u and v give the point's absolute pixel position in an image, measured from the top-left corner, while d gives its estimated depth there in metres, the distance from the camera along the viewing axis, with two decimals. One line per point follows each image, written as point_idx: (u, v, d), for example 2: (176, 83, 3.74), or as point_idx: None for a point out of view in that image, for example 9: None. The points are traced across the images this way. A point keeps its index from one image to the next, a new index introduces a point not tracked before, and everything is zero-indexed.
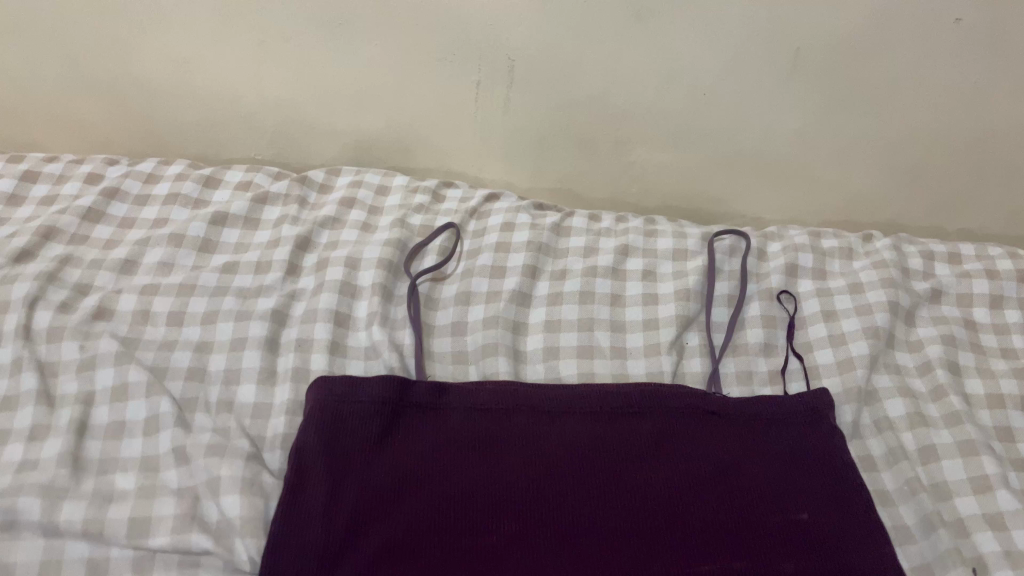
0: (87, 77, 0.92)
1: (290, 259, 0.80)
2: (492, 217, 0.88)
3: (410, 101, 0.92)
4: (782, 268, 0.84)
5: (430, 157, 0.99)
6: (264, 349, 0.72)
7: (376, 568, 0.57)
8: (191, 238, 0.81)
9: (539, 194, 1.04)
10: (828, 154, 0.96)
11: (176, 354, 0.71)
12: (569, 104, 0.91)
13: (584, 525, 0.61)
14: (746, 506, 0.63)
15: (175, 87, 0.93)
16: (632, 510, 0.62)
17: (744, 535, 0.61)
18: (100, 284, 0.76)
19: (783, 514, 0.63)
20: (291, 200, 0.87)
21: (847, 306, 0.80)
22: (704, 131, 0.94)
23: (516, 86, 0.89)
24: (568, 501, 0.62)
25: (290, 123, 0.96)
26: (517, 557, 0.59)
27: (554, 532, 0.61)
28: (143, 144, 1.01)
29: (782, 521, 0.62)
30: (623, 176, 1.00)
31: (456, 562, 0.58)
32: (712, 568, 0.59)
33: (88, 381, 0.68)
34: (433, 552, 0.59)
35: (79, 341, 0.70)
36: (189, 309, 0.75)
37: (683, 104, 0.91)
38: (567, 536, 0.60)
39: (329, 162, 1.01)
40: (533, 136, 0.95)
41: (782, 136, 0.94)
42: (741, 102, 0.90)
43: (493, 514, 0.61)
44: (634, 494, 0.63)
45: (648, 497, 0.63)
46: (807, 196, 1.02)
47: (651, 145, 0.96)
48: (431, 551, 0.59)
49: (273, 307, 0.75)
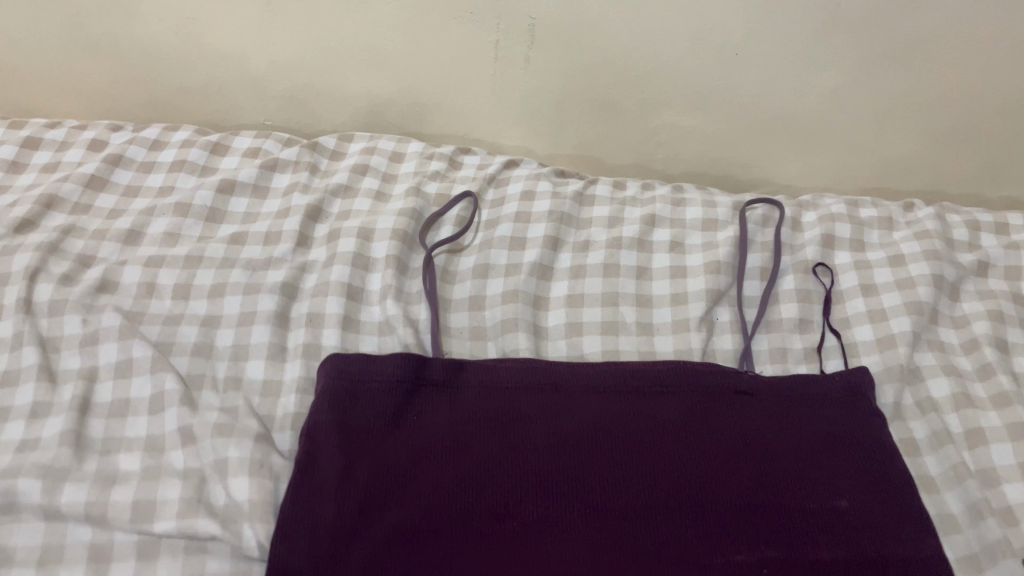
0: (90, 39, 0.89)
1: (301, 229, 0.76)
2: (511, 185, 0.84)
3: (425, 62, 0.88)
4: (819, 240, 0.79)
5: (447, 122, 0.95)
6: (274, 323, 0.69)
7: (390, 552, 0.55)
8: (197, 207, 0.77)
9: (560, 161, 1.00)
10: (867, 118, 0.90)
11: (182, 329, 0.68)
12: (593, 65, 0.86)
13: (608, 510, 0.58)
14: (781, 489, 0.59)
15: (180, 49, 0.89)
16: (659, 494, 0.59)
17: (779, 522, 0.58)
18: (104, 255, 0.73)
19: (820, 499, 0.59)
20: (302, 167, 0.83)
21: (887, 280, 0.76)
22: (735, 94, 0.89)
23: (537, 46, 0.85)
24: (592, 485, 0.59)
25: (300, 87, 0.92)
26: (537, 543, 0.56)
27: (576, 517, 0.57)
28: (150, 109, 0.97)
29: (818, 507, 0.59)
30: (649, 141, 0.95)
31: (472, 547, 0.56)
32: (744, 557, 0.56)
33: (91, 356, 0.65)
34: (449, 536, 0.56)
35: (81, 315, 0.67)
36: (196, 281, 0.72)
37: (714, 65, 0.85)
38: (590, 521, 0.57)
39: (341, 127, 0.97)
40: (555, 99, 0.91)
41: (819, 99, 0.89)
42: (776, 62, 0.85)
43: (512, 498, 0.58)
44: (661, 476, 0.60)
45: (676, 479, 0.60)
46: (843, 163, 0.97)
47: (679, 109, 0.91)
48: (447, 535, 0.56)
49: (283, 279, 0.72)
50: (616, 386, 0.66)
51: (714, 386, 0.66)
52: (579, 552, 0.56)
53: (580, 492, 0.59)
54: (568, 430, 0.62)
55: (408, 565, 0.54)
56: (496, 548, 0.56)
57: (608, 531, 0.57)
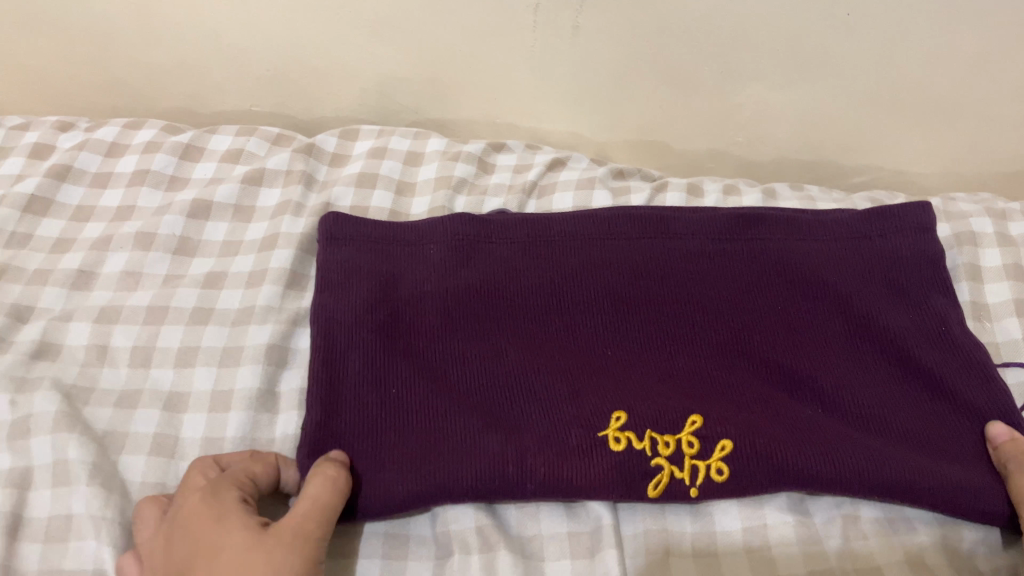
0: (27, 11, 0.72)
1: (294, 266, 0.61)
2: (558, 195, 0.68)
3: (443, 32, 0.69)
4: (963, 273, 0.64)
5: (474, 105, 0.77)
6: (254, 406, 0.53)
7: (429, 368, 0.53)
8: (163, 238, 0.62)
9: (614, 149, 0.81)
10: (1014, 88, 0.70)
11: (140, 414, 0.53)
12: (658, 31, 0.67)
13: (638, 354, 0.55)
14: (826, 349, 0.55)
15: (139, 20, 0.71)
16: (757, 416, 0.51)
17: (829, 345, 0.56)
18: (46, 305, 0.59)
19: (863, 336, 0.56)
20: (295, 177, 0.67)
21: (1003, 299, 0.62)
22: (842, 62, 0.69)
23: (588, 9, 0.66)
24: (617, 346, 0.55)
25: (290, 67, 0.74)
26: (575, 362, 0.54)
27: (604, 359, 0.54)
28: (112, 95, 0.80)
29: (864, 347, 0.56)
30: (727, 123, 0.76)
31: (509, 356, 0.54)
32: (790, 336, 0.56)
33: (22, 454, 0.50)
34: (481, 369, 0.53)
35: (9, 394, 0.53)
36: (159, 343, 0.57)
37: (819, 28, 0.66)
38: (624, 361, 0.55)
39: (345, 114, 0.80)
40: (608, 73, 0.72)
41: (951, 67, 0.68)
42: (902, 19, 0.65)
43: (541, 355, 0.54)
44: (690, 348, 0.55)
45: (768, 408, 0.52)
46: (978, 146, 0.76)
47: (769, 82, 0.72)
48: (484, 367, 0.53)
49: (268, 340, 0.57)
50: (648, 493, 0.48)
51: (781, 479, 0.48)
52: (627, 369, 0.54)
53: (664, 403, 0.51)
54: (617, 440, 0.49)
55: (451, 371, 0.53)
56: (537, 359, 0.54)
57: (711, 374, 0.54)
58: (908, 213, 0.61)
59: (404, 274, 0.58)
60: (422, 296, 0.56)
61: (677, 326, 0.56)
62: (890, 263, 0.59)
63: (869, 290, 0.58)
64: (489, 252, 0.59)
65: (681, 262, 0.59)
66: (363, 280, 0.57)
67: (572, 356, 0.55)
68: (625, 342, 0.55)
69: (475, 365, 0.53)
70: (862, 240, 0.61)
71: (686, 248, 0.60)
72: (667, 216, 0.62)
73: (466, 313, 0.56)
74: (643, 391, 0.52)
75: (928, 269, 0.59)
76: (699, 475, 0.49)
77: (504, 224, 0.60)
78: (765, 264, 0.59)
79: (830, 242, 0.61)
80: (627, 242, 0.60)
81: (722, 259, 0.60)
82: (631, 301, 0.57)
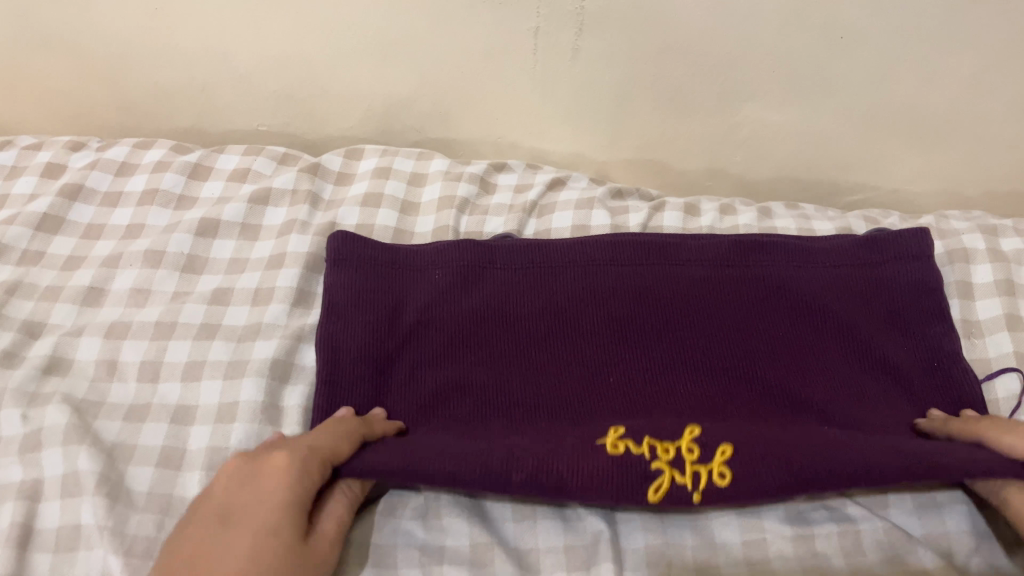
0: (41, 34, 0.74)
1: (300, 284, 0.62)
2: (558, 213, 0.69)
3: (446, 54, 0.71)
4: (954, 289, 0.65)
5: (476, 124, 0.78)
6: (259, 420, 0.55)
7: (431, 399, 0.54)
8: (171, 255, 0.64)
9: (614, 167, 0.83)
10: (1006, 108, 0.71)
11: (148, 427, 0.54)
12: (656, 54, 0.69)
13: (637, 377, 0.56)
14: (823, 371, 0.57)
15: (150, 43, 0.73)
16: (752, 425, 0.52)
17: (826, 367, 0.57)
18: (57, 321, 0.61)
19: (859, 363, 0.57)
20: (301, 196, 0.68)
21: (994, 314, 0.63)
22: (836, 84, 0.70)
23: (587, 33, 0.67)
24: (618, 368, 0.56)
25: (297, 87, 0.76)
26: (575, 385, 0.55)
27: (605, 380, 0.56)
28: (124, 113, 0.82)
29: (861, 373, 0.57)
30: (724, 143, 0.78)
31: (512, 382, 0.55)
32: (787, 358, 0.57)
33: (34, 467, 0.52)
34: (484, 395, 0.54)
35: (21, 409, 0.54)
36: (167, 357, 0.58)
37: (813, 51, 0.67)
38: (624, 382, 0.55)
39: (350, 132, 0.81)
40: (607, 94, 0.73)
41: (943, 88, 0.70)
42: (893, 42, 0.66)
43: (542, 379, 0.55)
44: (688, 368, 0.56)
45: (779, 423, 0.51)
46: (971, 164, 0.78)
47: (765, 103, 0.73)
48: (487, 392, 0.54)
49: (273, 356, 0.58)
50: (649, 496, 0.47)
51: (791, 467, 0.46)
52: (627, 393, 0.55)
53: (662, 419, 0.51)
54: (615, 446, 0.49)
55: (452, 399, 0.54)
56: (539, 382, 0.55)
57: (713, 399, 0.55)
58: (909, 240, 0.62)
59: (409, 300, 0.59)
60: (427, 323, 0.58)
61: (679, 351, 0.57)
62: (887, 290, 0.61)
63: (867, 319, 0.59)
64: (494, 276, 0.60)
65: (681, 286, 0.60)
66: (370, 308, 0.58)
67: (574, 378, 0.56)
68: (627, 369, 0.56)
69: (479, 392, 0.54)
70: (860, 268, 0.62)
71: (686, 272, 0.61)
72: (669, 241, 0.63)
73: (471, 350, 0.57)
74: (644, 416, 0.52)
75: (927, 297, 0.60)
76: (700, 480, 0.47)
77: (508, 248, 0.62)
78: (763, 289, 0.61)
79: (828, 267, 0.62)
80: (628, 267, 0.61)
81: (721, 282, 0.61)
82: (631, 325, 0.58)
